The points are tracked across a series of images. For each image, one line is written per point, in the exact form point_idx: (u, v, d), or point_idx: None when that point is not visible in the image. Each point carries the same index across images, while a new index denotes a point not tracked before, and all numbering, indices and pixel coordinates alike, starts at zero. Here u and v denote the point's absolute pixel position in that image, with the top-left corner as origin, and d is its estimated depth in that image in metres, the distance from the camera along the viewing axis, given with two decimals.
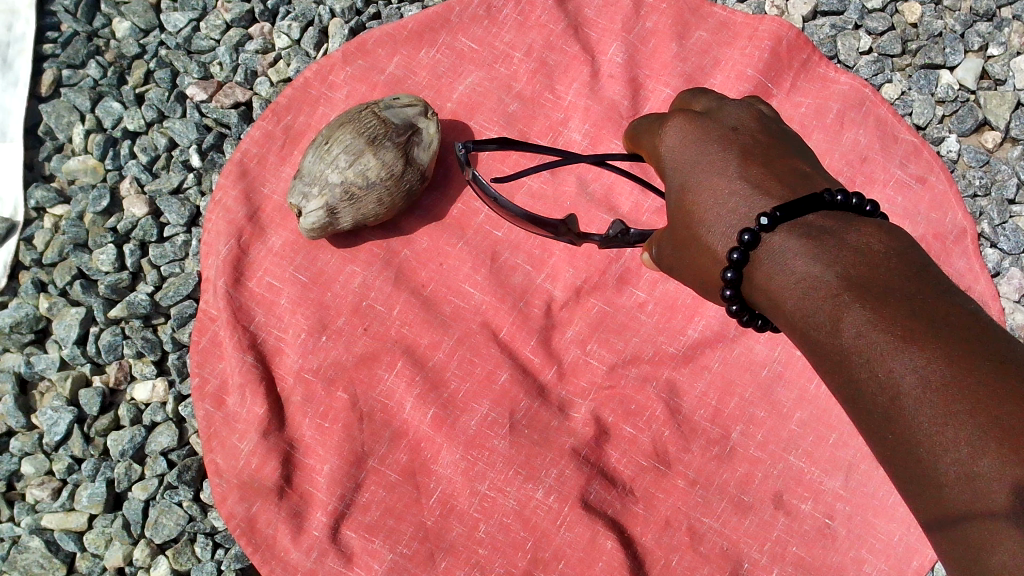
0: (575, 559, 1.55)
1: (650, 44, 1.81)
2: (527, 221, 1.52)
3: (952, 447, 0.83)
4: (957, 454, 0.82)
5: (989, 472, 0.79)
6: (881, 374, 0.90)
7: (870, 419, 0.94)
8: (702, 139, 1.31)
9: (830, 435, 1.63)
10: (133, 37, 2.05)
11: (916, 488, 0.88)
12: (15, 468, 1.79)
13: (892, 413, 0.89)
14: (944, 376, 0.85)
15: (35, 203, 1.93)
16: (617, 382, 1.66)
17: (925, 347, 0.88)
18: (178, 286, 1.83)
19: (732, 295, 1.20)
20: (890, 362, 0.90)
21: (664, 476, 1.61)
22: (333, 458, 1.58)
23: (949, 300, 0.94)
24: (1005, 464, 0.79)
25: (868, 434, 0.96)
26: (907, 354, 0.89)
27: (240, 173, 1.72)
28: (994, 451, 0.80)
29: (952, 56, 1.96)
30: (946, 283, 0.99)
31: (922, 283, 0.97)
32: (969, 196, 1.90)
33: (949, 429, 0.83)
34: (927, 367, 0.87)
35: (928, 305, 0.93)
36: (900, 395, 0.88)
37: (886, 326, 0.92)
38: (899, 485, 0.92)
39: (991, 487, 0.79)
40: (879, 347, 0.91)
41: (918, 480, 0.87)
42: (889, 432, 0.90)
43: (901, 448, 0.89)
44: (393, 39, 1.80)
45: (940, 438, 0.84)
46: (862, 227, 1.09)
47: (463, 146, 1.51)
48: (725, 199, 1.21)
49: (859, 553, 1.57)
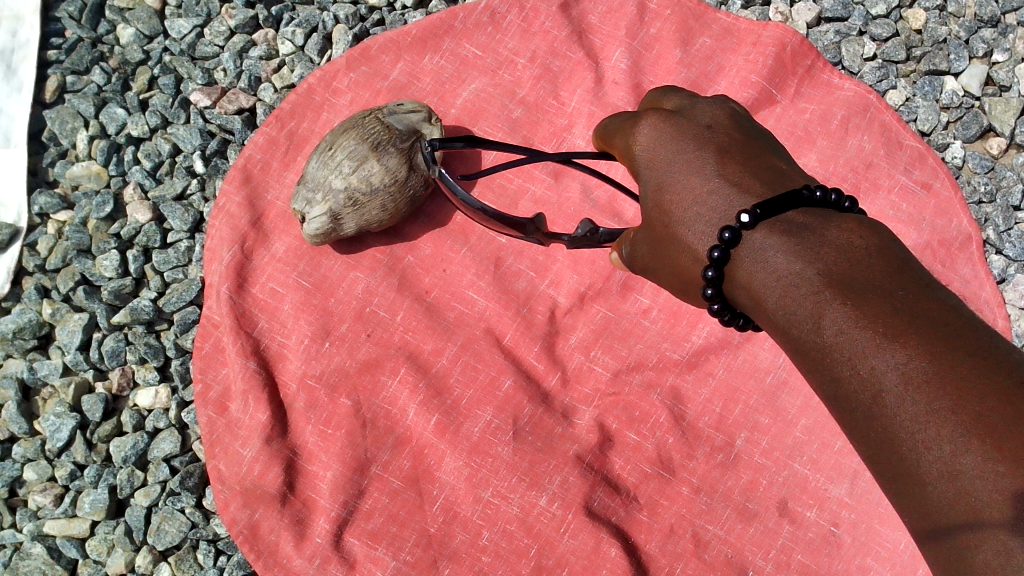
0: (580, 567, 1.54)
1: (654, 51, 1.81)
2: (494, 218, 1.47)
3: (934, 444, 0.82)
4: (939, 452, 0.82)
5: (971, 470, 0.79)
6: (863, 372, 0.91)
7: (853, 418, 0.93)
8: (677, 138, 1.27)
9: (835, 442, 1.63)
10: (137, 43, 2.05)
11: (899, 487, 0.87)
12: (17, 474, 1.78)
13: (874, 410, 0.89)
14: (926, 373, 0.85)
15: (38, 209, 1.93)
16: (621, 389, 1.65)
17: (907, 344, 0.88)
18: (181, 291, 1.83)
19: (714, 294, 1.18)
20: (871, 360, 0.90)
21: (669, 483, 1.60)
22: (336, 465, 1.57)
23: (931, 296, 0.94)
24: (987, 461, 0.78)
25: (849, 432, 0.96)
26: (888, 350, 0.89)
27: (243, 178, 1.72)
28: (976, 448, 0.79)
29: (956, 62, 1.97)
30: (928, 279, 0.99)
31: (903, 280, 0.97)
32: (974, 202, 1.90)
33: (931, 426, 0.83)
34: (908, 364, 0.87)
35: (909, 301, 0.93)
36: (881, 392, 0.88)
37: (867, 323, 0.92)
38: (882, 484, 0.91)
39: (975, 485, 0.78)
40: (860, 344, 0.92)
41: (900, 478, 0.87)
42: (872, 430, 0.90)
43: (884, 446, 0.88)
44: (397, 45, 1.80)
45: (922, 436, 0.84)
46: (842, 223, 1.08)
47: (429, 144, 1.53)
48: (703, 198, 1.19)
49: (864, 561, 1.56)
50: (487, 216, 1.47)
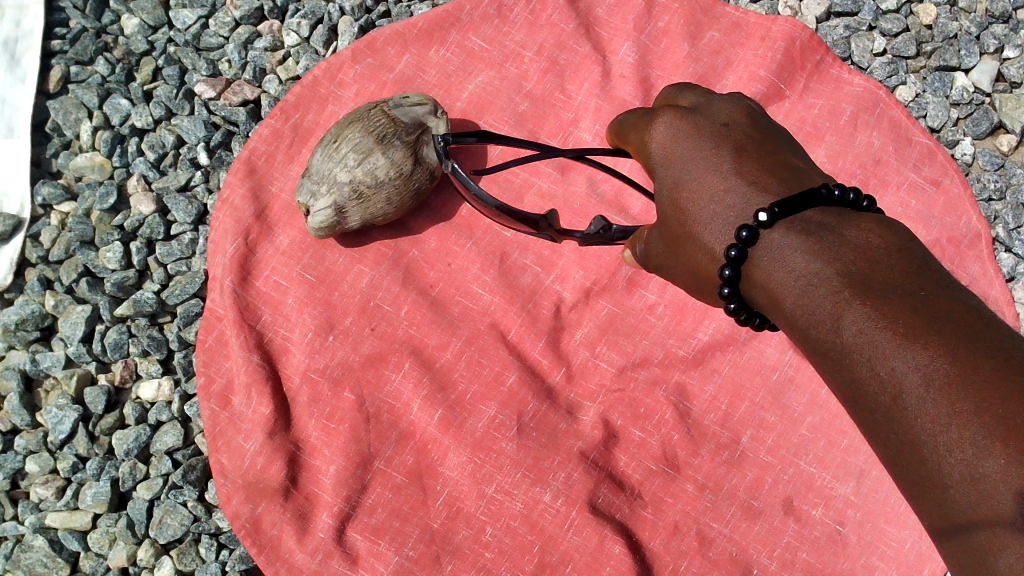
0: (583, 564, 1.53)
1: (662, 45, 1.79)
2: (504, 213, 1.47)
3: (956, 446, 0.81)
4: (961, 454, 0.81)
5: (995, 473, 0.78)
6: (883, 373, 0.90)
7: (872, 419, 0.92)
8: (694, 136, 1.26)
9: (841, 440, 1.61)
10: (141, 33, 2.04)
11: (920, 490, 0.86)
12: (19, 466, 1.78)
13: (895, 412, 0.88)
14: (947, 374, 0.84)
15: (42, 200, 1.92)
16: (626, 385, 1.64)
17: (928, 345, 0.87)
18: (185, 284, 1.82)
19: (730, 293, 1.17)
20: (892, 361, 0.89)
21: (674, 480, 1.59)
22: (339, 459, 1.56)
23: (952, 297, 0.93)
24: (1011, 464, 0.77)
25: (869, 434, 0.95)
26: (909, 351, 0.88)
27: (248, 170, 1.71)
28: (999, 451, 0.78)
29: (967, 58, 1.95)
30: (948, 279, 0.98)
31: (923, 280, 0.96)
32: (983, 200, 1.88)
33: (953, 428, 0.82)
34: (930, 365, 0.85)
35: (930, 302, 0.92)
36: (902, 393, 0.87)
37: (888, 324, 0.91)
38: (903, 486, 0.90)
39: (997, 489, 0.77)
40: (880, 345, 0.90)
41: (922, 481, 0.86)
42: (892, 432, 0.89)
43: (904, 448, 0.87)
44: (403, 37, 1.78)
45: (944, 438, 0.82)
46: (861, 222, 1.07)
47: (442, 138, 1.53)
48: (721, 196, 1.17)
49: (870, 560, 1.55)
50: (499, 211, 1.47)
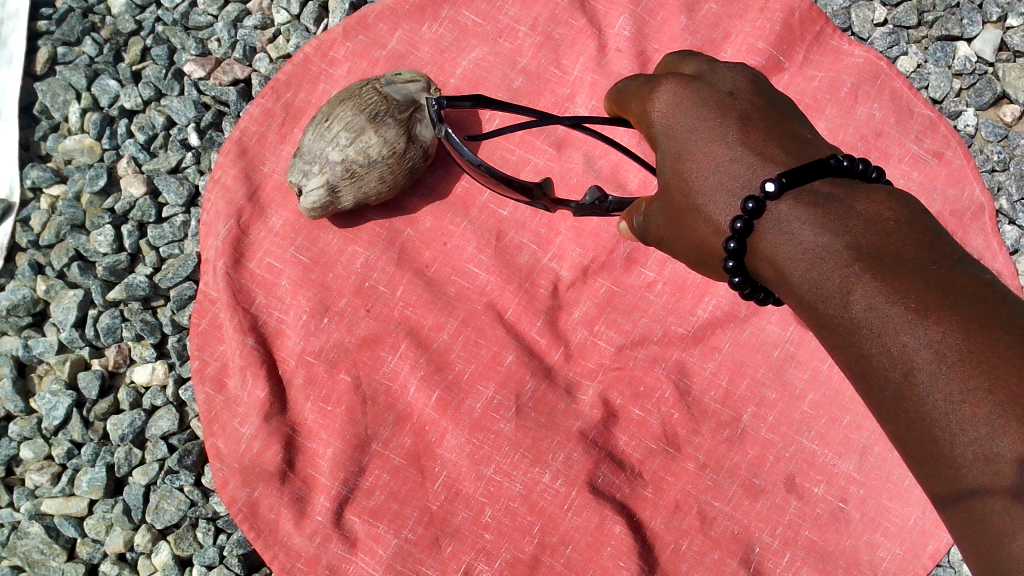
0: (584, 544, 1.51)
1: (659, 17, 1.76)
2: (502, 182, 1.42)
3: (969, 425, 0.79)
4: (975, 434, 0.79)
5: (1010, 454, 0.76)
6: (894, 349, 0.87)
7: (881, 397, 0.90)
8: (698, 106, 1.22)
9: (843, 416, 1.59)
10: (128, 12, 2.00)
11: (930, 468, 0.85)
12: (14, 453, 1.77)
13: (905, 389, 0.86)
14: (959, 350, 0.82)
15: (31, 183, 1.91)
16: (625, 363, 1.62)
17: (940, 321, 0.84)
18: (178, 267, 1.79)
19: (735, 267, 1.14)
20: (903, 336, 0.86)
21: (674, 459, 1.57)
22: (336, 442, 1.55)
23: (965, 271, 0.90)
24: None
25: (876, 411, 0.92)
26: (921, 327, 0.85)
27: (239, 151, 1.69)
28: (1014, 430, 0.76)
29: (970, 27, 1.92)
30: (959, 253, 0.95)
31: (934, 253, 0.93)
32: (986, 171, 1.86)
33: (966, 406, 0.80)
34: (942, 341, 0.83)
35: (942, 275, 0.89)
36: (913, 371, 0.85)
37: (899, 298, 0.88)
38: (911, 465, 0.88)
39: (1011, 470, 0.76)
40: (891, 320, 0.88)
41: (932, 461, 0.84)
42: (902, 410, 0.87)
43: (915, 425, 0.85)
44: (394, 13, 1.75)
45: (956, 417, 0.80)
46: (871, 194, 1.04)
47: (436, 102, 1.46)
48: (727, 166, 1.14)
49: (872, 537, 1.53)
50: (493, 178, 1.42)
